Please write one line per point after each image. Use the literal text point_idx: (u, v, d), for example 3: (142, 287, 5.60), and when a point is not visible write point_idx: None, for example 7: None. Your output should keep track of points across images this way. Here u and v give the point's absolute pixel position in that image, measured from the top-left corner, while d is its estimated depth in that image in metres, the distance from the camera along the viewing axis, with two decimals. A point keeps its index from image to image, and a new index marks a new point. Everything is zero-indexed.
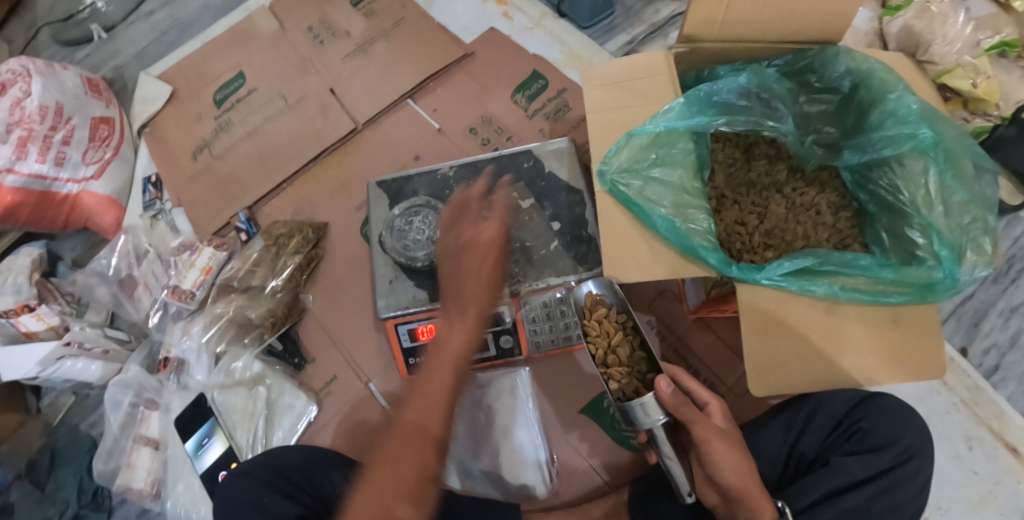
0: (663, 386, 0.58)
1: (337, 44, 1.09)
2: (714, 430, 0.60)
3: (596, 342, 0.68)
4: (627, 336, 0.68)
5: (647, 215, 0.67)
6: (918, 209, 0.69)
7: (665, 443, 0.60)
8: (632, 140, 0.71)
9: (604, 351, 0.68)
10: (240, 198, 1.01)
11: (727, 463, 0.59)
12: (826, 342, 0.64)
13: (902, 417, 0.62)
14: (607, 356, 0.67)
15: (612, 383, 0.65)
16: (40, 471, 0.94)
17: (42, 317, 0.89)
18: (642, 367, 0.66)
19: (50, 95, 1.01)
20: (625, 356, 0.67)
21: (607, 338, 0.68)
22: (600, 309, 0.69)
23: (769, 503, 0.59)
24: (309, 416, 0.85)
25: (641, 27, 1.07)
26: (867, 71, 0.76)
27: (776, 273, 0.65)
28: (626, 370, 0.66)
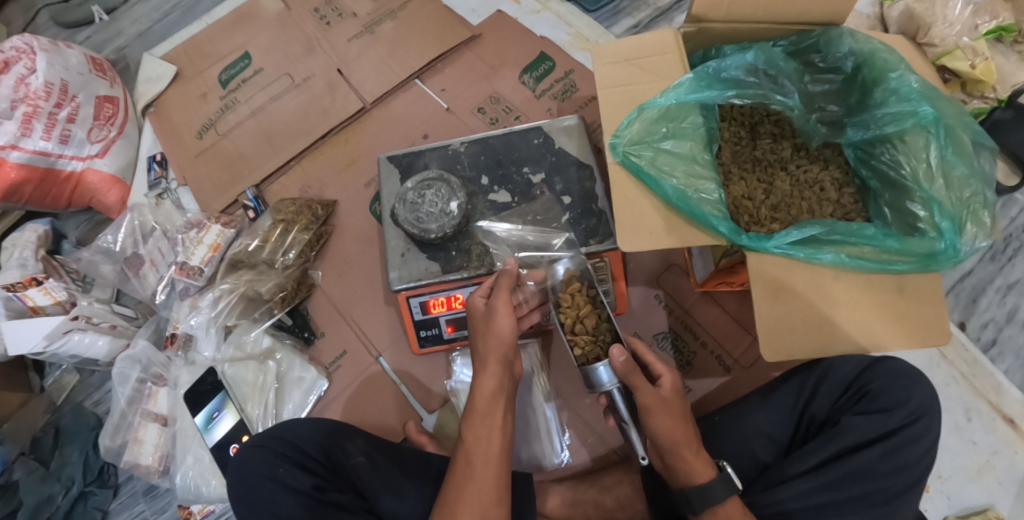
0: (615, 354, 0.60)
1: (344, 25, 1.09)
2: (655, 398, 0.60)
3: (565, 313, 0.69)
4: (596, 309, 0.69)
5: (658, 185, 0.68)
6: (920, 183, 0.70)
7: (624, 407, 0.63)
8: (643, 113, 0.72)
9: (572, 321, 0.69)
10: (247, 176, 1.01)
11: (665, 429, 0.60)
12: (834, 308, 0.65)
13: (910, 380, 0.64)
14: (575, 326, 0.68)
15: (577, 351, 0.67)
16: (44, 449, 0.94)
17: (50, 292, 0.89)
18: (607, 337, 0.67)
19: (55, 72, 1.00)
20: (591, 326, 0.68)
21: (577, 310, 0.69)
22: (574, 283, 0.70)
23: (705, 468, 0.60)
24: (319, 390, 0.86)
25: (646, 11, 1.08)
26: (870, 51, 0.78)
27: (785, 242, 0.67)
28: (590, 338, 0.67)
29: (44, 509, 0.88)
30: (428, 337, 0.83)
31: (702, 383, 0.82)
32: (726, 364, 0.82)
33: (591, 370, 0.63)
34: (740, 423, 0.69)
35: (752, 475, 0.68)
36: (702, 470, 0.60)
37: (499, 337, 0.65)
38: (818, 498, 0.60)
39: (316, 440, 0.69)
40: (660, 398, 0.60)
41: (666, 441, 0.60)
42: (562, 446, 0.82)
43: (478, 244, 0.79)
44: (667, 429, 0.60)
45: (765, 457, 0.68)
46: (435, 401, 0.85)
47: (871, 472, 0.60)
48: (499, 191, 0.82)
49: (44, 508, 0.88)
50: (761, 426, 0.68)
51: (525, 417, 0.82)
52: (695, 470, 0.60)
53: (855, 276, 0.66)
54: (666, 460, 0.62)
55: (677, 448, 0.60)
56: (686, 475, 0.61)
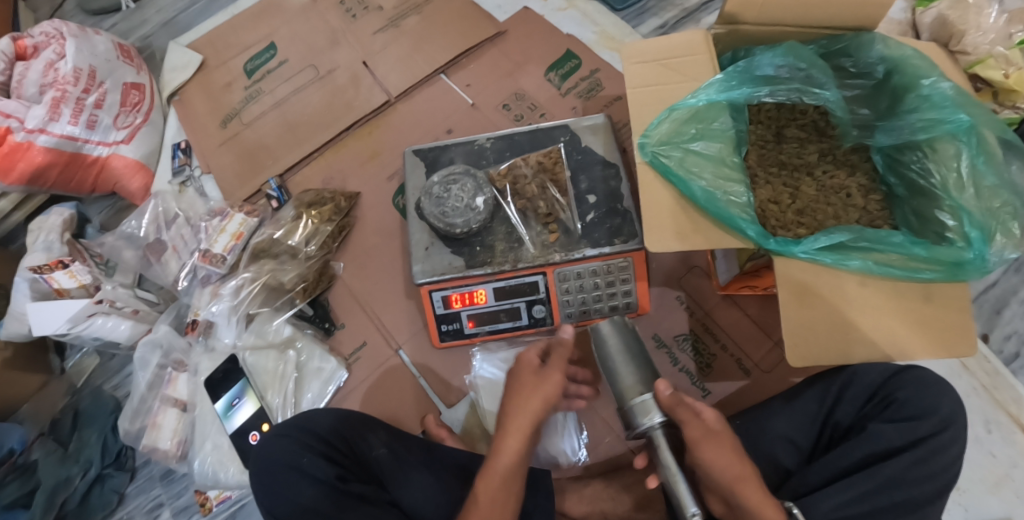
0: (662, 388, 0.59)
1: (370, 18, 1.09)
2: (702, 432, 0.58)
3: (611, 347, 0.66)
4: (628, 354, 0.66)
5: (687, 185, 0.68)
6: (949, 192, 0.69)
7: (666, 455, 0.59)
8: (673, 114, 0.72)
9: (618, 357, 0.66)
10: (270, 166, 1.02)
11: (720, 463, 0.58)
12: (860, 313, 0.65)
13: (939, 389, 0.63)
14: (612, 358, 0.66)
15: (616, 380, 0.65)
16: (63, 432, 0.95)
17: (76, 274, 0.89)
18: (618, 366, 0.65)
19: (83, 58, 1.02)
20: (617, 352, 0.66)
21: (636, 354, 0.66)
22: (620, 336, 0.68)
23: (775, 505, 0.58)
24: (338, 380, 0.86)
25: (673, 12, 1.07)
26: (901, 58, 0.77)
27: (813, 247, 0.66)
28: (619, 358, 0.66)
29: (61, 491, 0.88)
30: (449, 331, 0.83)
31: (721, 386, 0.81)
32: (746, 368, 0.82)
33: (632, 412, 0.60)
34: (761, 428, 0.69)
35: (776, 482, 0.68)
36: (768, 511, 0.57)
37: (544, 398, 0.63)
38: (842, 503, 0.59)
39: (340, 432, 0.70)
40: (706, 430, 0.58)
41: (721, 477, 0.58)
42: (579, 446, 0.81)
43: (502, 240, 0.79)
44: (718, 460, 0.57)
45: (788, 463, 0.68)
46: (453, 395, 0.85)
47: (900, 482, 0.59)
48: (520, 173, 0.82)
49: (61, 489, 0.89)
50: (783, 431, 0.68)
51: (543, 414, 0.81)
52: (765, 513, 0.57)
53: (884, 283, 0.66)
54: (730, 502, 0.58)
55: (737, 486, 0.57)
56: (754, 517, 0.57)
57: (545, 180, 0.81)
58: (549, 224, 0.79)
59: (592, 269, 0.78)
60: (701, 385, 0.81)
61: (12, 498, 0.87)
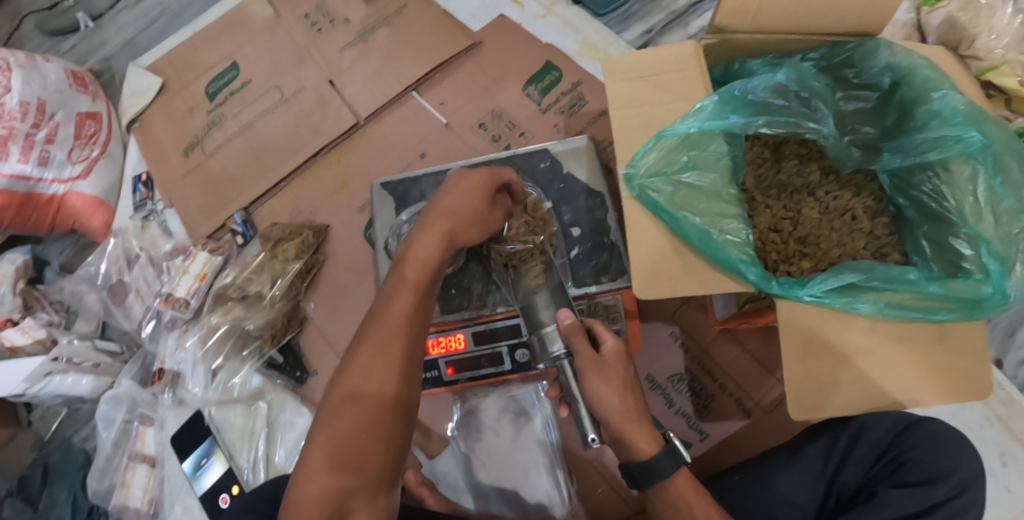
0: (562, 316, 0.60)
1: (336, 32, 1.02)
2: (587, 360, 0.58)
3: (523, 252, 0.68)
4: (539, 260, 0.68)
5: (678, 224, 0.61)
6: (965, 218, 0.63)
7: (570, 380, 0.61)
8: (661, 142, 0.65)
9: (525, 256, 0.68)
10: (235, 199, 0.96)
11: (602, 395, 0.56)
12: (870, 363, 0.59)
13: (954, 447, 0.58)
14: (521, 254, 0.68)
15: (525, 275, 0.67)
16: (33, 488, 0.90)
17: (26, 331, 0.85)
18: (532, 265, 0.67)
19: (31, 90, 0.95)
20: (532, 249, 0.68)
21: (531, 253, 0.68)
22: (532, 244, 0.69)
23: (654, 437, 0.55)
24: (312, 433, 0.79)
25: (660, 16, 0.99)
26: (909, 67, 0.70)
27: (819, 289, 0.60)
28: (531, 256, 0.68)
29: None
30: (427, 379, 0.76)
31: (720, 428, 0.75)
32: (746, 408, 0.76)
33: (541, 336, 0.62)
34: (763, 487, 0.63)
35: None
36: (641, 442, 0.55)
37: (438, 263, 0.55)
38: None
39: None
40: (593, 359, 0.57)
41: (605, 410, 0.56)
42: (570, 496, 0.76)
43: (479, 282, 0.74)
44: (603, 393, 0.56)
45: None
46: (434, 446, 0.79)
47: None
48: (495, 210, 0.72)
49: None
50: (786, 492, 0.62)
51: (529, 463, 0.77)
52: (637, 439, 0.55)
53: (896, 327, 0.59)
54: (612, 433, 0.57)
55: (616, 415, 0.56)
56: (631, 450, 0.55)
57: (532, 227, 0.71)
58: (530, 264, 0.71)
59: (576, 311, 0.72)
60: (698, 428, 0.76)
61: None
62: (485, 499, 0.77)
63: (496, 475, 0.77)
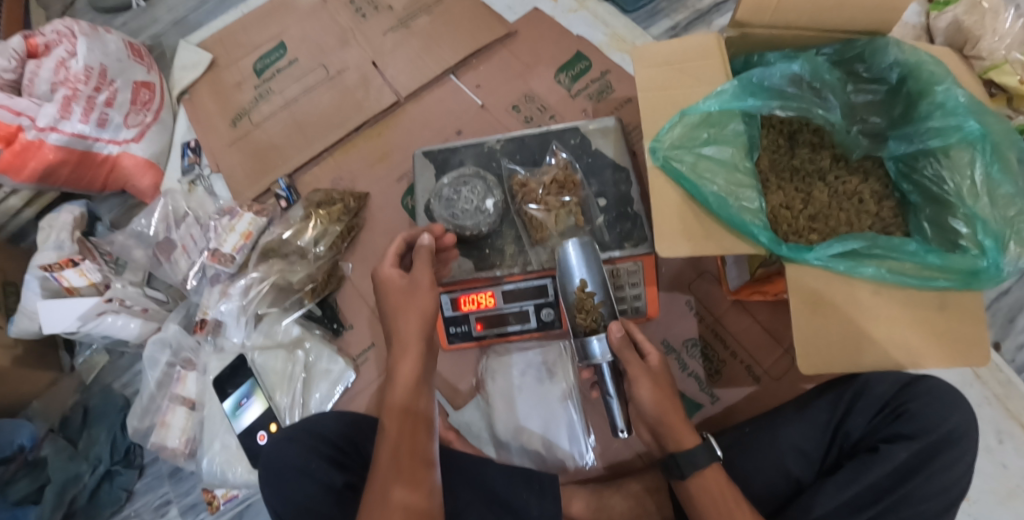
0: (613, 330, 0.65)
1: (380, 18, 1.09)
2: (642, 368, 0.64)
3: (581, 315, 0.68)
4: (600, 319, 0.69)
5: (699, 190, 0.67)
6: (964, 199, 0.69)
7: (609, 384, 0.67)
8: (684, 119, 0.71)
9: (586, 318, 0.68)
10: (279, 166, 1.02)
11: (651, 399, 0.63)
12: (874, 323, 0.64)
13: (949, 400, 0.63)
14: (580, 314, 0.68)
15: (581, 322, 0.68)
16: (72, 428, 0.95)
17: (85, 273, 0.90)
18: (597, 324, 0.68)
19: (94, 56, 1.02)
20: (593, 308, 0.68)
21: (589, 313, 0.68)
22: (586, 300, 0.69)
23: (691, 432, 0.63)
24: (346, 381, 0.86)
25: (685, 14, 1.07)
26: (916, 63, 0.77)
27: (826, 254, 0.66)
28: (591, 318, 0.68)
29: (71, 487, 0.89)
30: (457, 333, 0.82)
31: (730, 392, 0.81)
32: (755, 374, 0.81)
33: (585, 343, 0.67)
34: (772, 437, 0.68)
35: (787, 493, 0.67)
36: (686, 438, 0.62)
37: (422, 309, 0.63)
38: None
39: (351, 437, 0.70)
40: (646, 368, 0.64)
41: (653, 412, 0.63)
42: (586, 448, 0.81)
43: (511, 243, 0.79)
44: (650, 397, 0.62)
45: (798, 473, 0.67)
46: (461, 398, 0.86)
47: (909, 498, 0.60)
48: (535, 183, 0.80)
49: (72, 485, 0.89)
50: (795, 442, 0.67)
51: (549, 418, 0.82)
52: (679, 435, 0.62)
53: (898, 293, 0.65)
54: (655, 429, 0.64)
55: (664, 419, 0.63)
56: (674, 443, 0.63)
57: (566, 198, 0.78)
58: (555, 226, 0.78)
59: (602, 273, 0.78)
60: (710, 392, 0.81)
61: (24, 493, 0.87)
62: (507, 450, 0.82)
63: (518, 428, 0.82)
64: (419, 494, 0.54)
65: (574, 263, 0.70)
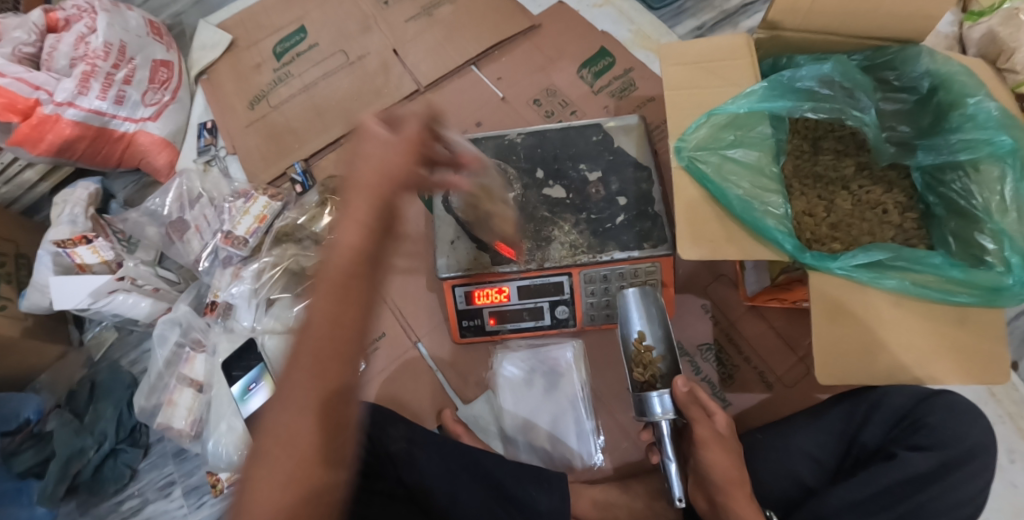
0: (680, 384, 0.67)
1: (402, 6, 1.08)
2: (711, 432, 0.66)
3: (638, 369, 0.72)
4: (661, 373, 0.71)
5: (723, 192, 0.67)
6: (991, 215, 0.68)
7: (669, 446, 0.67)
8: (712, 119, 0.71)
9: (645, 374, 0.71)
10: (296, 150, 1.01)
11: (719, 464, 0.64)
12: (891, 335, 0.64)
13: (969, 418, 0.62)
14: (639, 369, 0.72)
15: (640, 377, 0.72)
16: (79, 403, 0.95)
17: (98, 250, 0.90)
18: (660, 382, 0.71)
19: (114, 33, 1.01)
20: (652, 364, 0.72)
21: (647, 368, 0.72)
22: (645, 354, 0.73)
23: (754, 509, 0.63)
24: (356, 370, 0.85)
25: (711, 13, 1.05)
26: (947, 74, 0.76)
27: (850, 263, 0.65)
28: (652, 375, 0.71)
29: (75, 462, 0.89)
30: (470, 327, 0.82)
31: (742, 398, 0.80)
32: (768, 381, 0.80)
33: (645, 399, 0.68)
34: (784, 443, 0.68)
35: (798, 500, 0.66)
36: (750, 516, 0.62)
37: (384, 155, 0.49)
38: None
39: (366, 424, 0.71)
40: (715, 433, 0.66)
41: (719, 477, 0.64)
42: (596, 448, 0.80)
43: (529, 236, 0.77)
44: (716, 461, 0.64)
45: (810, 480, 0.66)
46: (470, 392, 0.84)
47: (922, 510, 0.59)
48: (555, 186, 0.80)
49: (76, 459, 0.89)
50: (806, 448, 0.67)
51: (558, 419, 0.81)
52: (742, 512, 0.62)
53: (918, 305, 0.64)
54: (716, 498, 0.64)
55: (728, 484, 0.63)
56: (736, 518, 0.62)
57: (587, 197, 0.79)
58: (579, 223, 0.77)
59: (620, 272, 0.77)
60: (722, 396, 0.80)
61: (27, 465, 0.88)
62: (514, 446, 0.81)
63: (525, 426, 0.81)
64: (297, 440, 0.43)
65: (633, 315, 0.74)
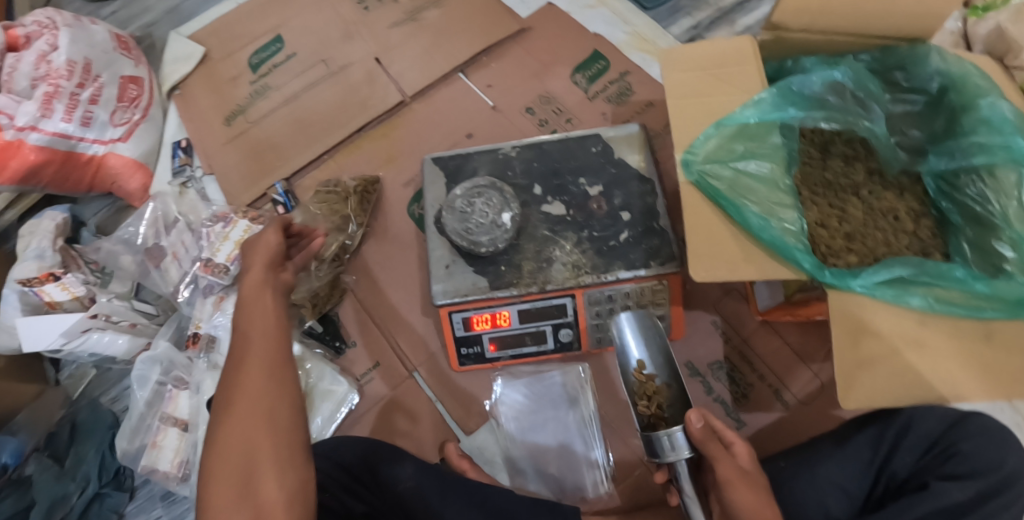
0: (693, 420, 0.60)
1: (385, 11, 1.03)
2: (736, 471, 0.59)
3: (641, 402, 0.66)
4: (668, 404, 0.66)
5: (739, 211, 0.61)
6: (1009, 223, 0.64)
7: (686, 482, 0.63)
8: (720, 129, 0.66)
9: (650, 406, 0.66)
10: (278, 168, 0.95)
11: (748, 504, 0.57)
12: (919, 356, 0.60)
13: (1004, 442, 0.58)
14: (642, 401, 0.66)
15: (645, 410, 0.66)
16: (59, 445, 0.89)
17: (68, 287, 0.85)
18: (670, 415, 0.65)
19: (78, 49, 0.95)
20: (659, 394, 0.66)
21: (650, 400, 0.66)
22: (649, 383, 0.67)
23: None
24: (350, 403, 0.80)
25: (708, 11, 1.01)
26: (960, 73, 0.73)
27: (871, 280, 0.62)
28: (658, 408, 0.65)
29: (57, 509, 0.83)
30: (469, 355, 0.77)
31: (756, 418, 0.76)
32: (785, 400, 0.77)
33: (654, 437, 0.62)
34: (809, 472, 0.63)
35: None
36: None
37: (267, 247, 0.72)
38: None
39: (366, 463, 0.67)
40: (739, 469, 0.60)
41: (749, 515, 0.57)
42: (604, 477, 0.76)
43: (530, 259, 0.72)
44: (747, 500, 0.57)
45: (837, 512, 0.62)
46: (473, 422, 0.79)
47: None
48: (553, 203, 0.75)
49: (58, 508, 0.83)
50: (833, 477, 0.62)
51: (567, 445, 0.77)
52: None
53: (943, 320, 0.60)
54: None
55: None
56: None
57: (589, 215, 0.74)
58: (581, 243, 0.73)
59: (625, 292, 0.73)
60: (735, 417, 0.76)
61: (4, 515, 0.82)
62: (522, 476, 0.77)
63: (531, 451, 0.78)
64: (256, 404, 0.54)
65: (631, 343, 0.70)
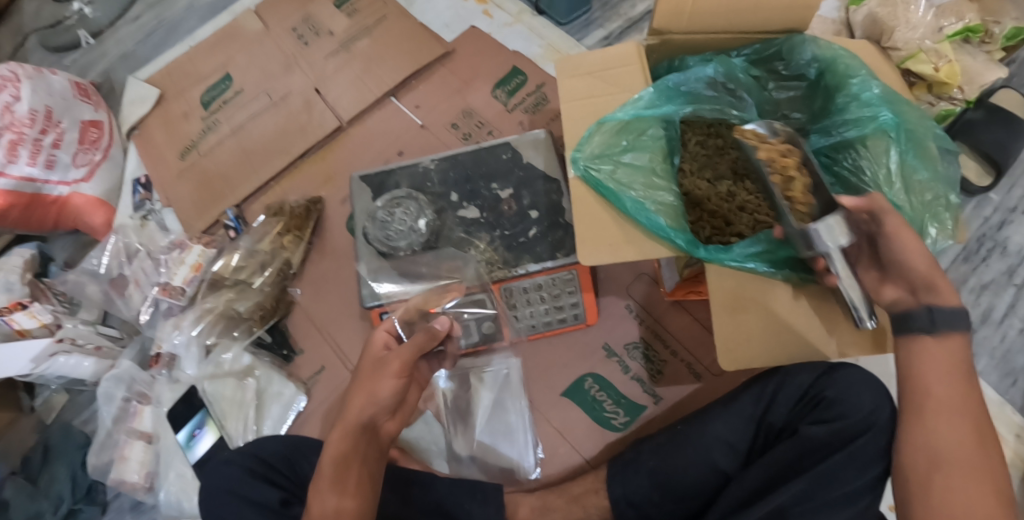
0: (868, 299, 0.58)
1: (322, 43, 1.10)
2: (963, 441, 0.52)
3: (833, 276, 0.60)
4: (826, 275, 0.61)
5: (619, 198, 0.67)
6: (881, 188, 0.70)
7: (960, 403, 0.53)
8: (603, 127, 0.71)
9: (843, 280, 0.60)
10: (227, 196, 1.03)
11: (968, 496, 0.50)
12: (793, 315, 0.63)
13: (869, 387, 0.62)
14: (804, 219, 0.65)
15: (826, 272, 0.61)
16: (32, 467, 0.94)
17: (36, 315, 0.92)
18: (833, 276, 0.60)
19: (39, 98, 1.01)
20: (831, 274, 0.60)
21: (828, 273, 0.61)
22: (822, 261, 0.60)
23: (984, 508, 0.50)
24: (298, 406, 0.87)
25: (617, 22, 1.09)
26: (832, 58, 0.76)
27: (743, 253, 0.64)
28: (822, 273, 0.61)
29: None
30: None
31: (673, 391, 0.82)
32: (697, 372, 0.83)
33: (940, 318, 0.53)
34: (701, 431, 0.69)
35: (718, 486, 0.67)
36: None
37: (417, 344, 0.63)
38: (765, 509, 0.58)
39: (287, 457, 0.72)
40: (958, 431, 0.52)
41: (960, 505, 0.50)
42: (535, 462, 0.82)
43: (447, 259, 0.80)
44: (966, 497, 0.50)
45: (726, 466, 0.67)
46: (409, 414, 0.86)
47: (833, 479, 0.58)
48: (468, 207, 0.83)
49: None
50: (721, 434, 0.68)
51: (499, 418, 0.84)
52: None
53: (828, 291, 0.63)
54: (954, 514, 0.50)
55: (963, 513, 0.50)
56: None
57: (498, 214, 0.82)
58: (491, 243, 0.80)
59: (536, 284, 0.80)
60: (652, 392, 0.83)
61: None
62: (458, 463, 0.84)
63: (468, 439, 0.84)
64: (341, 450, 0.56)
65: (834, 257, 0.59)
